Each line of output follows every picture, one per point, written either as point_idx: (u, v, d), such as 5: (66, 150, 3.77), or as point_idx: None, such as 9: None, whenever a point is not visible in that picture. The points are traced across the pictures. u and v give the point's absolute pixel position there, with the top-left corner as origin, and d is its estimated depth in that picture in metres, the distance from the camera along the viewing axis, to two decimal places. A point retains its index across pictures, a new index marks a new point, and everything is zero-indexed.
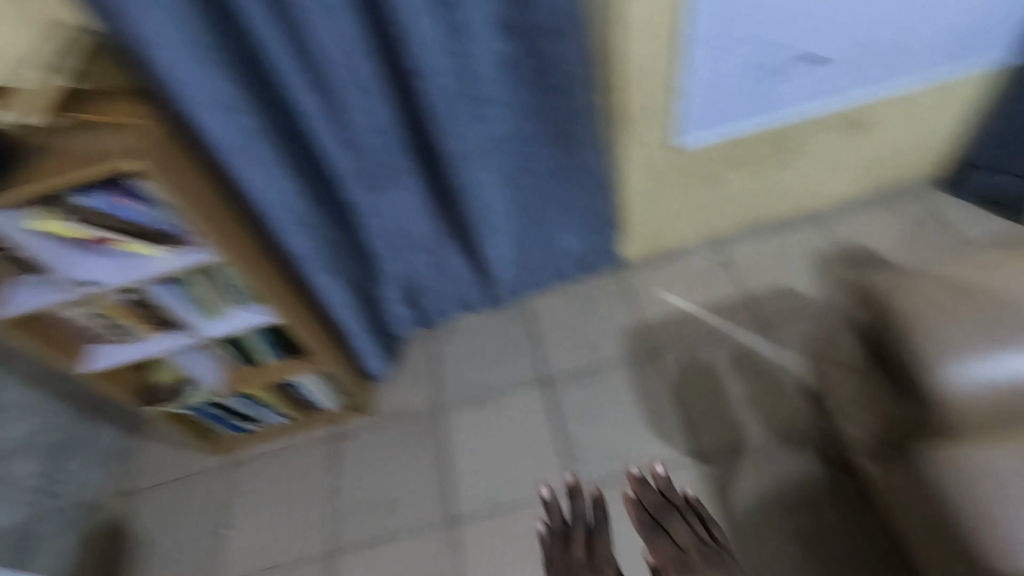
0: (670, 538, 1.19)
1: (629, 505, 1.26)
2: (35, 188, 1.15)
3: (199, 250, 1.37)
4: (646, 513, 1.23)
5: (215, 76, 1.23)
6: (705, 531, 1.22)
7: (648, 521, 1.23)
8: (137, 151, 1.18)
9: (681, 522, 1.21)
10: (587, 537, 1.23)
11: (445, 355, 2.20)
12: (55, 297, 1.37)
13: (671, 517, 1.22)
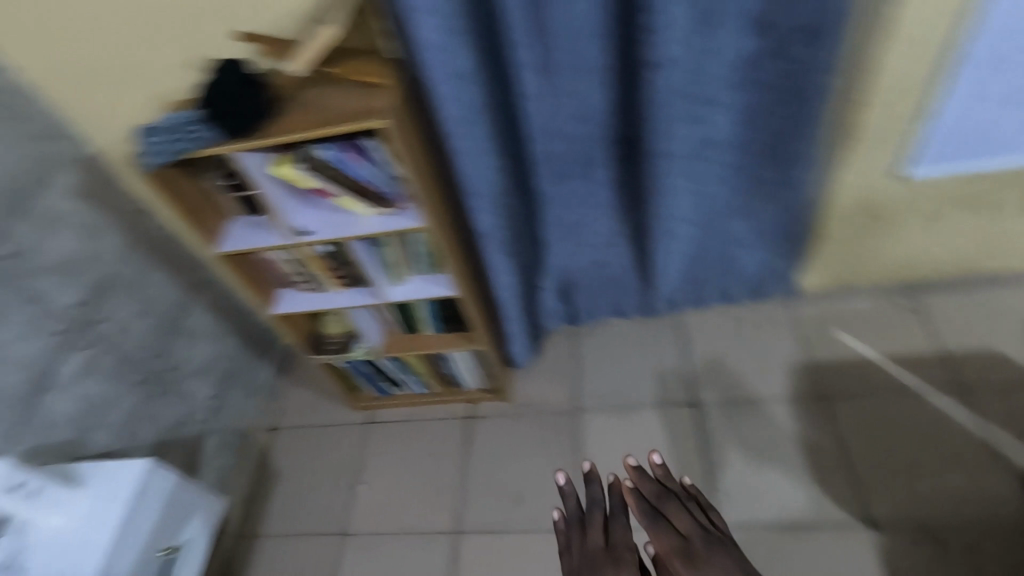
0: (672, 527, 1.21)
1: (628, 495, 1.27)
2: (281, 136, 1.16)
3: (408, 215, 1.38)
4: (647, 511, 1.24)
5: (459, 45, 1.22)
6: (705, 517, 1.25)
7: (649, 510, 1.24)
8: (378, 110, 1.15)
9: (681, 510, 1.24)
10: (603, 520, 1.26)
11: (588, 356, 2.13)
12: (271, 241, 1.44)
13: (671, 505, 1.24)
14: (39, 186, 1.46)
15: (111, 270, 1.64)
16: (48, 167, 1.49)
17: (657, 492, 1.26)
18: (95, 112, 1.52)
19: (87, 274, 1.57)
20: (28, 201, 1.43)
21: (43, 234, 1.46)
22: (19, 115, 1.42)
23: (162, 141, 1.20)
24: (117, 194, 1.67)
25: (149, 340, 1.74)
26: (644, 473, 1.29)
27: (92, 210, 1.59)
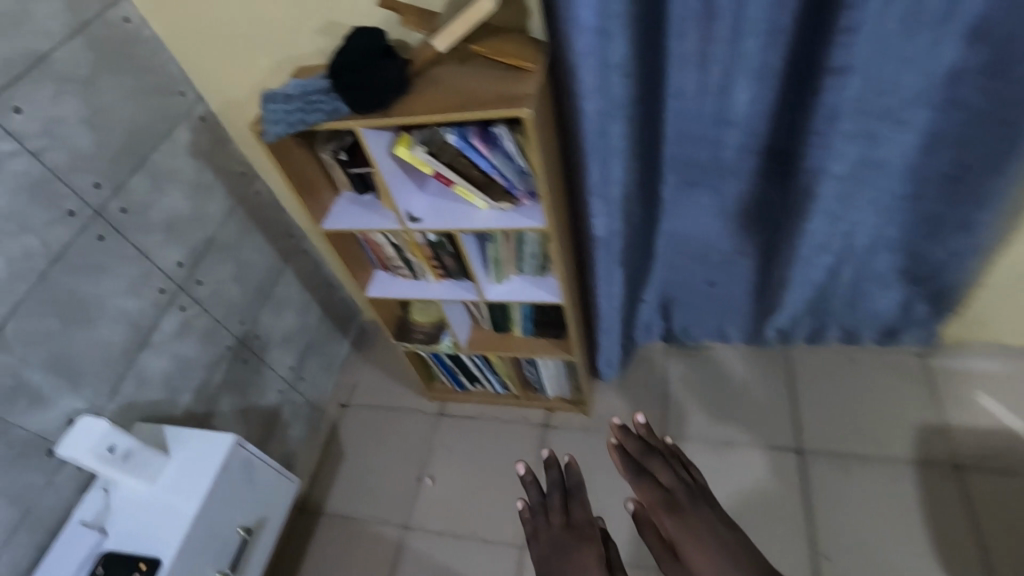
0: (654, 482, 1.09)
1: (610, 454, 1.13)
2: (412, 116, 1.06)
3: (527, 214, 1.26)
4: (628, 468, 1.11)
5: (618, 30, 1.06)
6: (688, 470, 1.12)
7: (630, 466, 1.11)
8: (521, 98, 1.03)
9: (664, 464, 1.10)
10: (564, 502, 1.11)
11: (681, 380, 1.96)
12: (378, 224, 1.36)
13: (653, 458, 1.11)
14: (156, 145, 1.45)
15: (213, 233, 1.62)
16: (166, 125, 1.47)
17: (633, 456, 1.11)
18: (214, 74, 1.49)
19: (192, 236, 1.55)
20: (145, 159, 1.41)
21: (157, 193, 1.45)
22: (144, 71, 1.40)
23: (287, 108, 1.13)
24: (225, 158, 1.65)
25: (240, 307, 1.73)
26: (626, 430, 1.14)
27: (201, 172, 1.57)
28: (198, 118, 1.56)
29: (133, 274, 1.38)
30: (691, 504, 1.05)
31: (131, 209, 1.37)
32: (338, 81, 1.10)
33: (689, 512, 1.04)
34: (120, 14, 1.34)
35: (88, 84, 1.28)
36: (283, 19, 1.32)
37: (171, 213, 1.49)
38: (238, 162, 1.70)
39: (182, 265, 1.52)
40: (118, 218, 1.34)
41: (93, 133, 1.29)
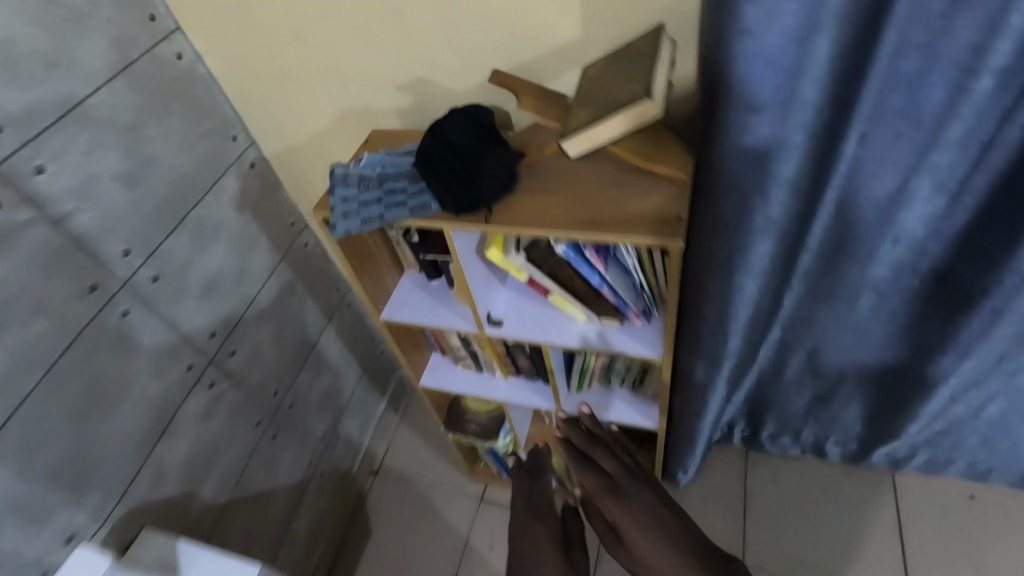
0: (597, 470, 0.99)
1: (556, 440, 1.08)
2: (522, 228, 0.83)
3: (637, 337, 1.03)
4: (572, 455, 1.03)
5: (792, 141, 0.81)
6: (635, 457, 1.02)
7: (576, 449, 1.04)
8: (667, 222, 0.78)
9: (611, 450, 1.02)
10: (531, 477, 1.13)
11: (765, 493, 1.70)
12: (448, 323, 1.14)
13: (600, 444, 1.03)
14: (200, 197, 1.24)
15: (255, 293, 1.42)
16: (213, 175, 1.26)
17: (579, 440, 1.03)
18: (273, 119, 1.29)
19: (231, 299, 1.34)
20: (187, 214, 1.21)
21: (196, 252, 1.24)
22: (194, 113, 1.21)
23: (363, 197, 0.90)
24: (274, 207, 1.44)
25: (275, 373, 1.51)
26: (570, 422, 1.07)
27: (247, 225, 1.36)
28: (249, 165, 1.35)
29: (159, 350, 1.18)
30: (632, 492, 0.95)
31: (165, 274, 1.18)
32: (431, 172, 0.87)
33: (634, 500, 0.94)
34: (171, 49, 1.15)
35: (128, 131, 1.08)
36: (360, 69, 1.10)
37: (211, 274, 1.28)
38: (287, 212, 1.49)
39: (217, 333, 1.31)
40: (148, 287, 1.14)
41: (130, 189, 1.09)
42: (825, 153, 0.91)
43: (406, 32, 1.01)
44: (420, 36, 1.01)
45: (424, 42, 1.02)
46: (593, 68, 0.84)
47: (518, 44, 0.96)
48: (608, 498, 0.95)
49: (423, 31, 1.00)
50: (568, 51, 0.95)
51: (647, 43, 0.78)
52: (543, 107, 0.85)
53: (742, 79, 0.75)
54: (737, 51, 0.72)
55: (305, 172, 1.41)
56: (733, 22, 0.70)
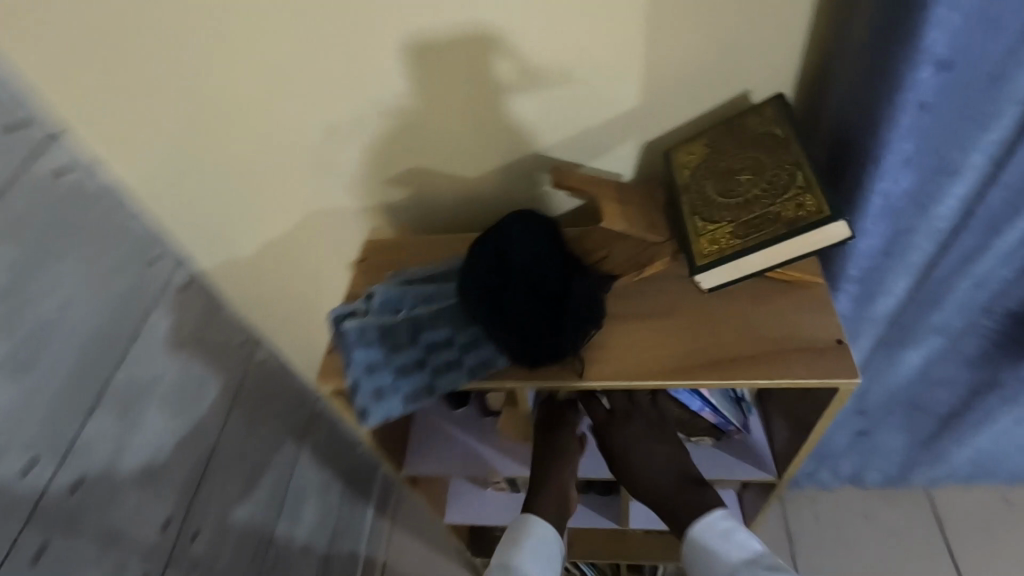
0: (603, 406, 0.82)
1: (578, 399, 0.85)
2: (636, 380, 0.61)
3: (740, 453, 0.86)
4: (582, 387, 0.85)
5: (936, 227, 0.64)
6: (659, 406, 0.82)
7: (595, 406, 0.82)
8: (828, 350, 0.60)
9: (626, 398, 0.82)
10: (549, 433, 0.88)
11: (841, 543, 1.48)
12: (494, 468, 0.88)
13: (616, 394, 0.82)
14: (122, 353, 0.90)
15: (213, 448, 1.07)
16: (134, 317, 0.93)
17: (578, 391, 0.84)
18: (209, 227, 0.98)
19: (184, 470, 1.00)
20: (107, 384, 0.87)
21: (127, 428, 0.90)
22: (97, 242, 0.87)
23: (397, 362, 0.64)
24: (217, 331, 1.11)
25: (250, 539, 1.16)
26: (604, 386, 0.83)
27: (189, 366, 1.03)
28: (179, 287, 1.02)
29: None
30: (628, 420, 0.80)
31: (89, 477, 0.84)
32: (491, 316, 0.63)
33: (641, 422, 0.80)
34: (49, 163, 0.81)
35: (5, 294, 0.74)
36: (336, 157, 0.84)
37: (150, 449, 0.94)
38: (235, 331, 1.16)
39: (170, 524, 0.97)
40: (65, 505, 0.80)
41: (18, 378, 0.75)
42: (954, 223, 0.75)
43: (404, 110, 0.77)
44: (423, 113, 0.77)
45: (428, 120, 0.78)
46: (691, 154, 0.61)
47: (560, 115, 0.75)
48: (599, 425, 0.81)
49: (428, 108, 0.77)
50: (624, 120, 0.75)
51: (774, 122, 0.57)
52: (630, 214, 0.65)
53: (885, 164, 0.57)
54: (898, 129, 0.54)
55: (256, 281, 1.09)
56: (888, 97, 0.53)
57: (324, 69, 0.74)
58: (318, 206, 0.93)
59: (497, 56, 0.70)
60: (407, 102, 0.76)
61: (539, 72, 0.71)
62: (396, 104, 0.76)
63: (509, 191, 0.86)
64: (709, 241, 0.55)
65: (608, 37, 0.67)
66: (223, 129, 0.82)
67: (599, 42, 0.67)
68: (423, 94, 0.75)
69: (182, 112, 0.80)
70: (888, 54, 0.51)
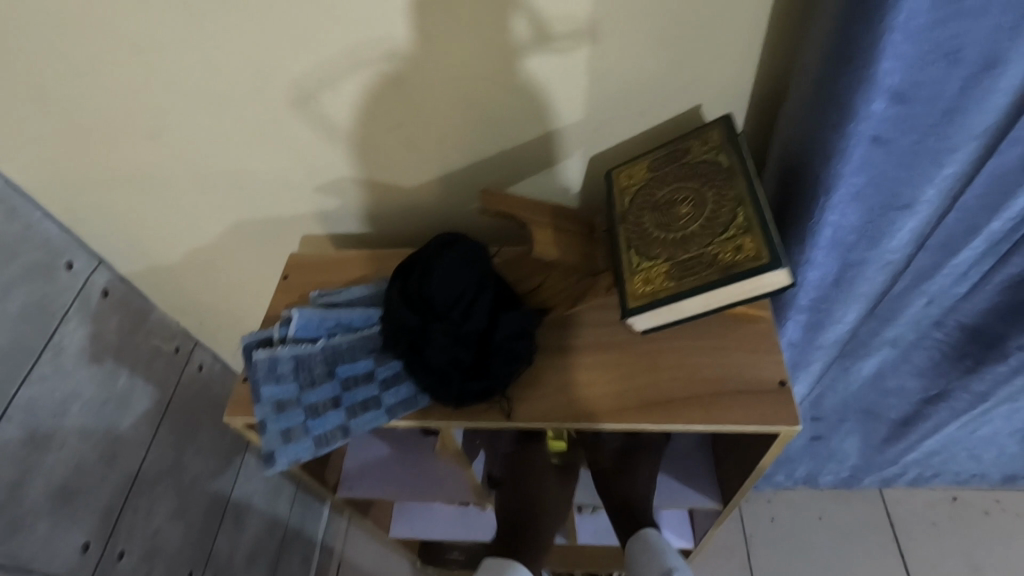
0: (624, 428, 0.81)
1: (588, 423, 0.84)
2: (566, 422, 0.57)
3: (689, 480, 0.83)
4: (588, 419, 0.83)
5: (886, 260, 0.61)
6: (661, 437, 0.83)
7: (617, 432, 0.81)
8: (769, 395, 0.56)
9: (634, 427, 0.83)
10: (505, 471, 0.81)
11: (800, 547, 1.44)
12: (430, 494, 0.84)
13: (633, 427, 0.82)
14: (27, 371, 0.83)
15: (140, 463, 1.01)
16: (43, 330, 0.85)
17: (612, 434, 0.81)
18: (129, 232, 0.91)
19: (106, 489, 0.94)
20: (9, 406, 0.80)
21: (34, 455, 0.83)
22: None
23: (309, 400, 0.59)
24: (143, 339, 1.04)
25: (189, 554, 1.11)
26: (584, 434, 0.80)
27: (110, 378, 0.96)
28: (99, 295, 0.95)
29: None
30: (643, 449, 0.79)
31: None
32: (414, 351, 0.58)
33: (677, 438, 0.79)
34: None
35: None
36: (260, 165, 0.77)
37: (64, 472, 0.88)
38: (165, 338, 1.09)
39: (91, 547, 0.91)
40: None
41: None
42: (923, 252, 0.70)
43: (326, 116, 0.70)
44: (342, 119, 0.70)
45: (350, 124, 0.71)
46: (631, 177, 0.57)
47: (500, 126, 0.69)
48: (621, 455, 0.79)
49: (348, 111, 0.69)
50: (566, 132, 0.70)
51: (719, 148, 0.53)
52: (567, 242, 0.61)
53: (834, 197, 0.54)
54: (846, 159, 0.50)
55: (185, 284, 1.02)
56: (837, 128, 0.49)
57: (235, 73, 0.66)
58: (244, 212, 0.86)
59: (523, 37, 0.60)
60: (327, 106, 0.69)
61: (556, 56, 0.61)
62: (315, 110, 0.69)
63: (447, 202, 0.80)
64: (641, 280, 0.50)
65: (543, 45, 0.61)
66: (132, 131, 0.74)
67: (548, 46, 0.61)
68: (338, 99, 0.68)
69: (82, 111, 0.72)
70: (832, 84, 0.47)
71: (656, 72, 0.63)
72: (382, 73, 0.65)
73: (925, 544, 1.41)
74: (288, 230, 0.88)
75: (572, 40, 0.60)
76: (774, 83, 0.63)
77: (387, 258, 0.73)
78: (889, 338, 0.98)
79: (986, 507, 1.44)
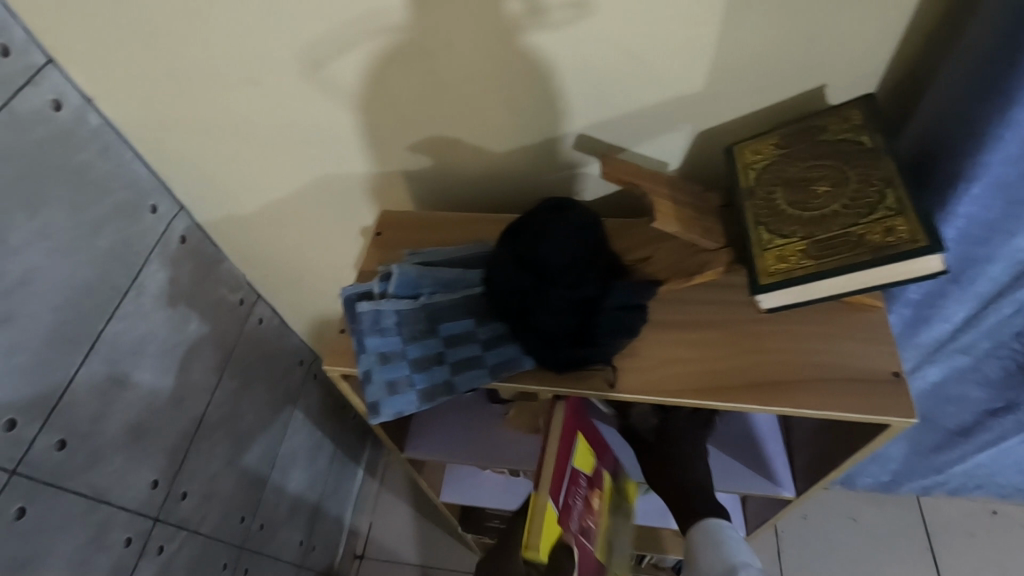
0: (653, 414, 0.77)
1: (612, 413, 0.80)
2: (673, 398, 0.56)
3: (758, 467, 0.82)
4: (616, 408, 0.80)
5: (1013, 258, 0.59)
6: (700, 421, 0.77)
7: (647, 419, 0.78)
8: (884, 384, 0.55)
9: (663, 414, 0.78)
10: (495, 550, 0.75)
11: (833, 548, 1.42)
12: (496, 462, 0.85)
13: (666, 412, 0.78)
14: (114, 308, 0.84)
15: (205, 409, 1.03)
16: (130, 269, 0.86)
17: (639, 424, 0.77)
18: (214, 179, 0.91)
19: (175, 431, 0.96)
20: (96, 341, 0.81)
21: (116, 389, 0.85)
22: (91, 184, 0.79)
23: (413, 355, 0.60)
24: (214, 288, 1.05)
25: (240, 500, 1.14)
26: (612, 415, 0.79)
27: (184, 322, 0.97)
28: (177, 240, 0.95)
29: (80, 544, 0.80)
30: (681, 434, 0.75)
31: (72, 438, 0.78)
32: (518, 315, 0.57)
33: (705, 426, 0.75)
34: (45, 93, 0.73)
35: None
36: (355, 118, 0.76)
37: (139, 410, 0.89)
38: (231, 288, 1.10)
39: (160, 484, 0.94)
40: (55, 462, 0.76)
41: None
42: None
43: (335, 83, 0.71)
44: (349, 83, 0.71)
45: (355, 88, 0.72)
46: (757, 153, 0.55)
47: (612, 93, 0.67)
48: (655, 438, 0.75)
49: (353, 76, 0.70)
50: (681, 103, 0.67)
51: (862, 127, 0.51)
52: (685, 215, 0.59)
53: (977, 185, 0.52)
54: (1000, 146, 0.48)
55: (257, 236, 1.02)
56: (997, 112, 0.47)
57: (343, 23, 0.65)
58: (323, 167, 0.85)
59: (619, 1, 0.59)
60: (335, 74, 0.71)
61: (621, 27, 0.61)
62: (323, 77, 0.71)
63: (538, 169, 0.79)
64: (775, 258, 0.49)
65: (622, 13, 0.60)
66: (231, 74, 0.74)
67: (615, 16, 0.60)
68: (398, 58, 0.68)
69: (185, 52, 0.72)
70: (1006, 65, 0.45)
71: (791, 45, 0.60)
72: (481, 31, 0.63)
73: (961, 555, 1.38)
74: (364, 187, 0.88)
75: (708, 5, 0.58)
76: (914, 65, 0.60)
77: (483, 223, 0.73)
78: (973, 343, 0.95)
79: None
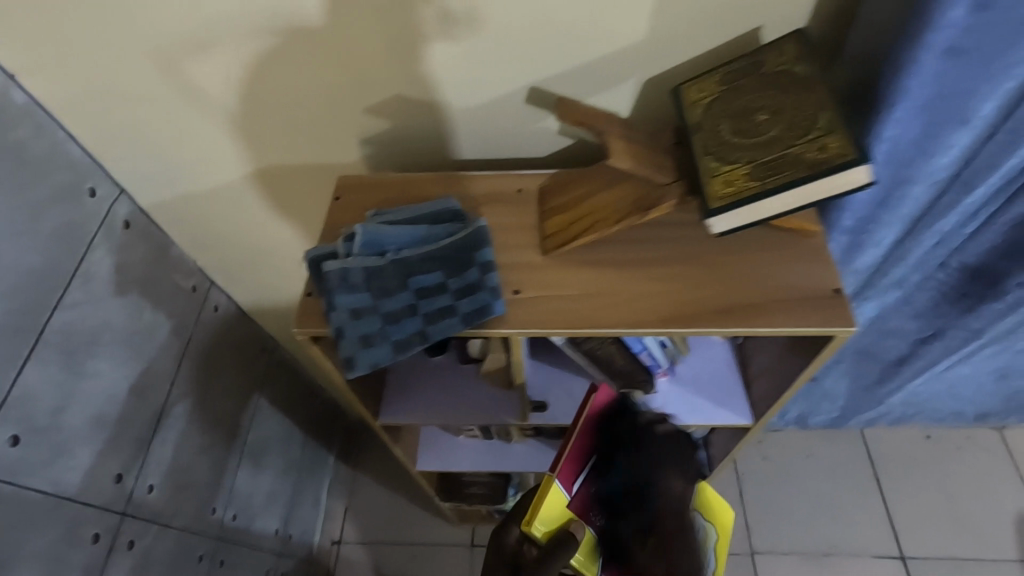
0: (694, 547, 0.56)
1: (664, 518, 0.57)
2: (636, 326, 0.60)
3: (719, 400, 0.87)
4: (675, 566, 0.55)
5: (934, 178, 0.66)
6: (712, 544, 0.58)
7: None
8: (826, 299, 0.59)
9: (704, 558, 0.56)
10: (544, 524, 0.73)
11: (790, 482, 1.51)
12: (457, 413, 0.86)
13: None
14: (59, 296, 0.80)
15: (166, 400, 0.99)
16: (74, 255, 0.82)
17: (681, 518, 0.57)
18: (157, 158, 0.87)
19: (136, 422, 0.93)
20: (42, 332, 0.77)
21: (70, 381, 0.81)
22: (23, 167, 0.75)
23: (384, 309, 0.60)
24: (167, 276, 1.01)
25: (211, 490, 1.11)
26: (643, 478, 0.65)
27: (136, 310, 0.93)
28: (121, 225, 0.91)
29: (45, 542, 0.76)
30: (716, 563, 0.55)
31: (27, 432, 0.75)
32: None
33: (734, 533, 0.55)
34: None
35: None
36: (304, 82, 0.75)
37: (98, 402, 0.85)
38: (184, 275, 1.06)
39: (125, 478, 0.90)
40: (8, 459, 0.72)
41: None
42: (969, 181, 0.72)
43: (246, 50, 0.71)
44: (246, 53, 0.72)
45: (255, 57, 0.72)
46: (701, 91, 0.60)
47: (560, 45, 0.69)
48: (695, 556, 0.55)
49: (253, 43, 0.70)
50: (626, 53, 0.70)
51: (794, 60, 0.57)
52: (638, 151, 0.62)
53: (900, 107, 0.58)
54: (907, 67, 0.55)
55: (207, 219, 0.99)
56: (914, 36, 0.53)
57: None
58: (270, 139, 0.84)
59: None
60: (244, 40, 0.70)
61: None
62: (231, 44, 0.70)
63: (492, 127, 0.80)
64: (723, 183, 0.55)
65: None
66: (165, 42, 0.71)
67: None
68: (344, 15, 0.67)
69: (117, 18, 0.69)
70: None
71: None
72: None
73: (906, 478, 1.48)
74: (314, 156, 0.86)
75: None
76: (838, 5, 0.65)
77: (441, 180, 0.73)
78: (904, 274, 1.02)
79: (959, 444, 1.51)
